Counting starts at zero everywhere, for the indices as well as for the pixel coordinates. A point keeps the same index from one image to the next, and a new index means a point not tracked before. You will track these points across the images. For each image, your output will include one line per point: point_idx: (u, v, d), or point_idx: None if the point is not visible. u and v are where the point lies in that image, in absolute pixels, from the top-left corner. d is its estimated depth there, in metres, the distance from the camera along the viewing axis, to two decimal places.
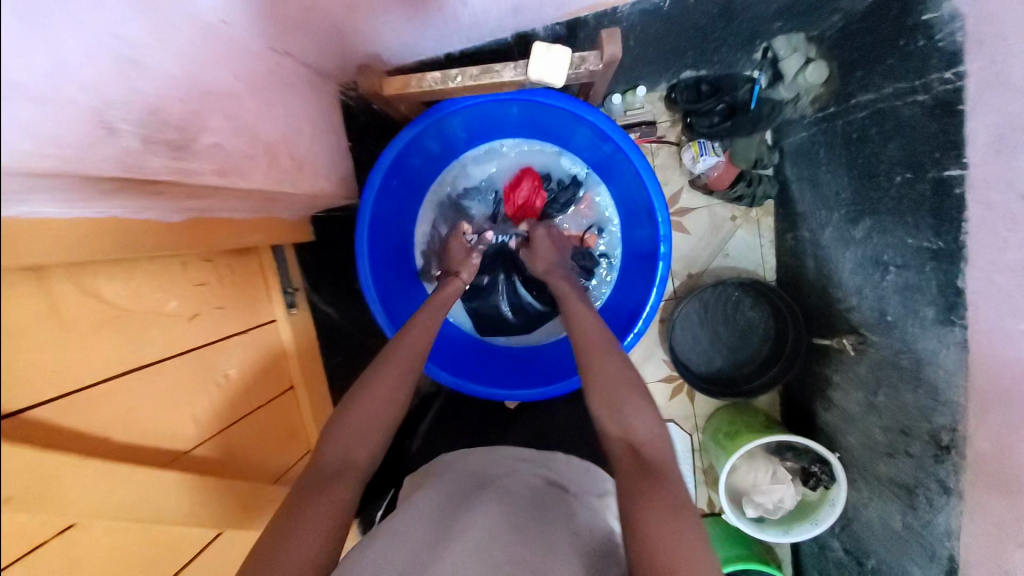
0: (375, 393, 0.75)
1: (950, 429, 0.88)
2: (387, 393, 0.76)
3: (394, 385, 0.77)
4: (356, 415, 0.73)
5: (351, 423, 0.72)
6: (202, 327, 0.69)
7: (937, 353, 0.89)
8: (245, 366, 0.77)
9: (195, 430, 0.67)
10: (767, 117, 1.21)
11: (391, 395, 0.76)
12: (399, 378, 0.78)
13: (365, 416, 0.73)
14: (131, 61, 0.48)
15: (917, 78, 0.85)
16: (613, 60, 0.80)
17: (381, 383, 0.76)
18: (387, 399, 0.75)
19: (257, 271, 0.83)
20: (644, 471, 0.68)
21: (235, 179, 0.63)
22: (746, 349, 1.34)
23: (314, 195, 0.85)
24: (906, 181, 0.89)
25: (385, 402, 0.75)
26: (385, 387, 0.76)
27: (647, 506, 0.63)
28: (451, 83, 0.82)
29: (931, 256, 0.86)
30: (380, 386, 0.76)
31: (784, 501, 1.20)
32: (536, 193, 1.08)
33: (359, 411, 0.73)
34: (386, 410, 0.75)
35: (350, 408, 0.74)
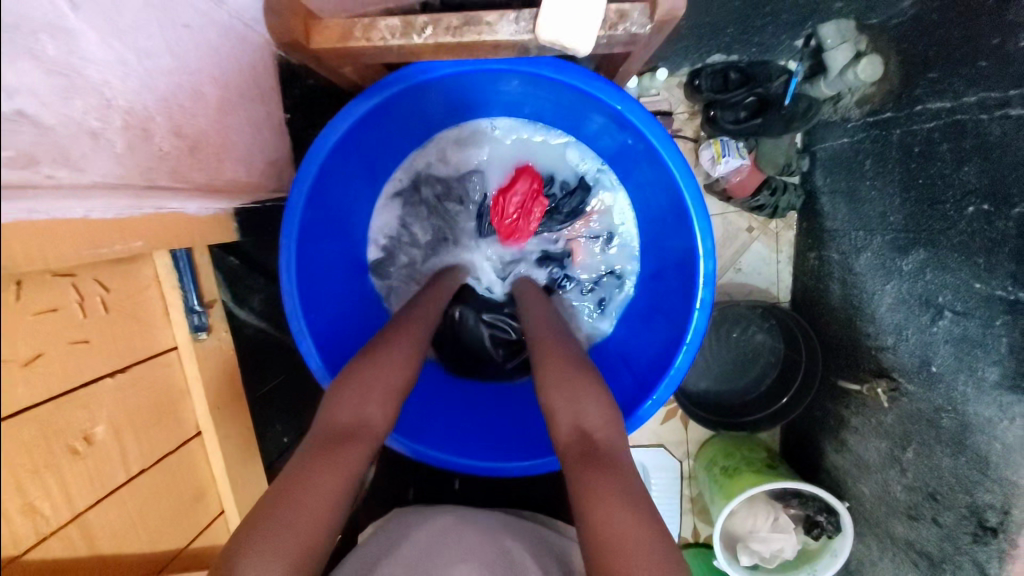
0: (386, 362, 0.72)
1: (1000, 511, 0.75)
2: (399, 359, 0.73)
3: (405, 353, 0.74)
4: (363, 384, 0.69)
5: (359, 390, 0.68)
6: (49, 374, 0.48)
7: (994, 425, 0.74)
8: (119, 420, 0.56)
9: (31, 526, 0.47)
10: (802, 116, 1.03)
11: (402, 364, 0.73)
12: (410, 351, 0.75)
13: (377, 382, 0.69)
14: None
15: (1015, 87, 0.68)
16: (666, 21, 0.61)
17: (394, 354, 0.73)
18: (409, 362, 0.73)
19: (149, 286, 0.62)
20: (591, 461, 0.63)
21: (70, 170, 0.45)
22: (752, 373, 1.20)
23: (209, 186, 0.65)
24: (982, 214, 0.74)
25: (394, 370, 0.71)
26: (395, 356, 0.73)
27: None
28: (417, 37, 0.63)
29: (1004, 309, 0.71)
30: (393, 352, 0.73)
31: (782, 550, 1.08)
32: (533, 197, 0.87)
33: (368, 380, 0.69)
34: (393, 382, 0.71)
35: (358, 376, 0.70)
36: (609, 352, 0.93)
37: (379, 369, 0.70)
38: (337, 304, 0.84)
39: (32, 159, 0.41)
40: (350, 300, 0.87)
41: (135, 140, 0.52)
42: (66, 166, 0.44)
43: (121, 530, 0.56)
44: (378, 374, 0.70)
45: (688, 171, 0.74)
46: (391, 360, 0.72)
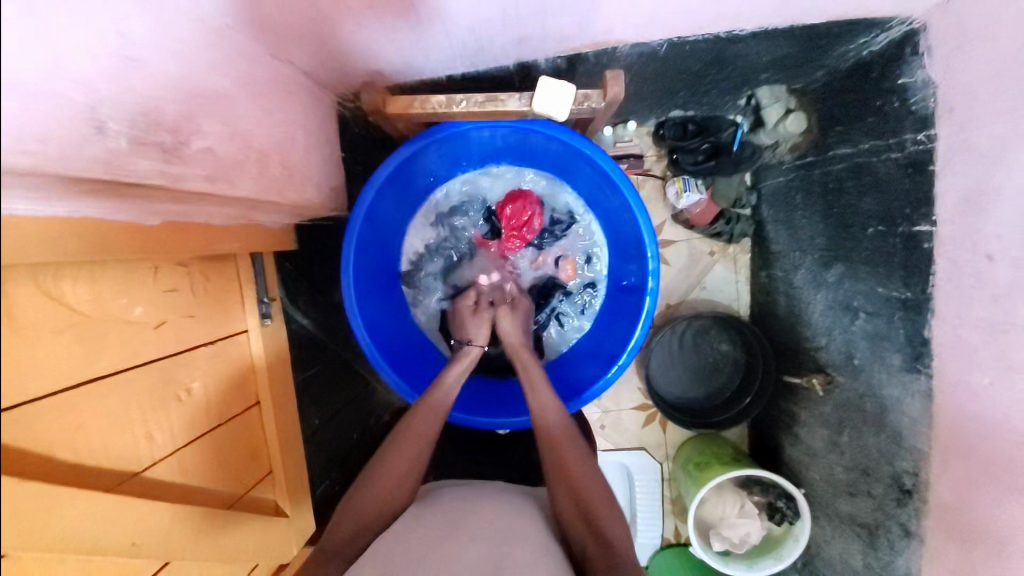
0: (375, 491, 0.76)
1: (913, 473, 0.90)
2: (385, 493, 0.76)
3: (398, 476, 0.77)
4: (356, 517, 0.75)
5: (354, 521, 0.75)
6: (166, 337, 0.64)
7: (903, 401, 0.91)
8: (207, 381, 0.72)
9: (149, 449, 0.61)
10: (749, 159, 1.23)
11: (393, 493, 0.77)
12: (403, 474, 0.77)
13: (364, 518, 0.75)
14: (129, 59, 0.46)
15: (891, 137, 0.89)
16: (615, 99, 0.78)
17: (383, 483, 0.76)
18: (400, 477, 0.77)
19: (231, 282, 0.79)
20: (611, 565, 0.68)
21: (225, 186, 0.60)
22: (718, 379, 1.37)
23: (301, 206, 0.80)
24: (879, 233, 0.93)
25: (383, 501, 0.76)
26: (385, 485, 0.76)
27: None
28: (455, 108, 0.78)
29: (900, 306, 0.89)
30: (383, 482, 0.76)
31: (750, 535, 1.21)
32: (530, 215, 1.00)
33: (361, 510, 0.75)
34: (382, 507, 0.76)
35: (356, 503, 0.76)
36: (579, 356, 1.03)
37: (370, 497, 0.76)
38: (382, 318, 0.94)
39: (215, 177, 0.59)
40: (393, 320, 0.97)
41: (265, 167, 0.69)
42: (230, 182, 0.61)
43: (203, 470, 0.70)
44: (370, 501, 0.76)
45: (647, 216, 0.84)
46: (382, 491, 0.76)
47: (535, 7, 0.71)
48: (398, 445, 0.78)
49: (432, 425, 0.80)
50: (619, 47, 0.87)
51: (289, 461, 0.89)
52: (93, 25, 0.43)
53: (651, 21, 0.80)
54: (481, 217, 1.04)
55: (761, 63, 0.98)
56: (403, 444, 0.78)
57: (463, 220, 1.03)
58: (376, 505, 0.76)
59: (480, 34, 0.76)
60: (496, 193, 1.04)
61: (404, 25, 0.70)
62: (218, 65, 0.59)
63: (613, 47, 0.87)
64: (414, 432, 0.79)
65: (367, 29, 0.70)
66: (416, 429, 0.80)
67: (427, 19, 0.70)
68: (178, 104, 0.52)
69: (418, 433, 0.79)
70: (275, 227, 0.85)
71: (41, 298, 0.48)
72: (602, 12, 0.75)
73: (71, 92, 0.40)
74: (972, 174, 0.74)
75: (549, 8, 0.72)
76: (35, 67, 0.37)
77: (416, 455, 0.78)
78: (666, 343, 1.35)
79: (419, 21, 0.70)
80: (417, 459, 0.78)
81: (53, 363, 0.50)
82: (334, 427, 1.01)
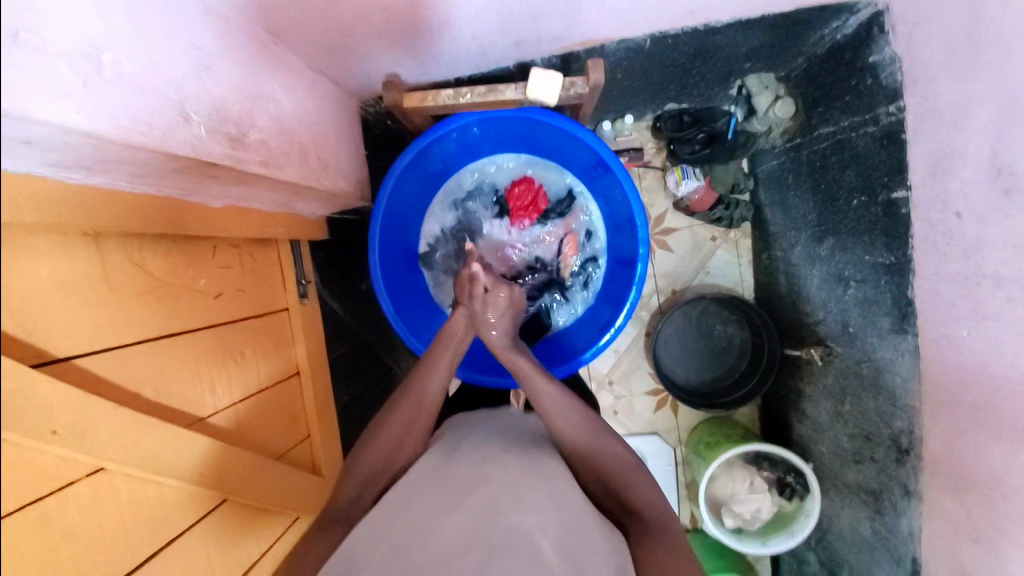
0: (377, 449, 0.74)
1: (908, 432, 0.92)
2: (389, 447, 0.74)
3: (401, 435, 0.75)
4: (359, 476, 0.72)
5: (358, 482, 0.72)
6: (224, 306, 0.76)
7: (894, 360, 0.95)
8: (256, 346, 0.84)
9: (213, 400, 0.73)
10: (742, 146, 1.28)
11: (396, 451, 0.74)
12: (407, 434, 0.76)
13: (369, 472, 0.72)
14: (203, 66, 0.58)
15: (868, 112, 0.96)
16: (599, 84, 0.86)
17: (385, 441, 0.74)
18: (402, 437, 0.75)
19: (274, 262, 0.91)
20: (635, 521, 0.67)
21: (275, 171, 0.71)
22: (727, 362, 1.38)
23: (331, 196, 0.92)
24: (862, 205, 0.99)
25: (386, 459, 0.73)
26: (388, 440, 0.74)
27: None
28: (461, 99, 0.89)
29: (885, 271, 0.95)
30: (386, 437, 0.75)
31: (761, 511, 1.23)
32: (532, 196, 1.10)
33: (365, 467, 0.73)
34: (386, 463, 0.73)
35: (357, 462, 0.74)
36: (580, 328, 1.11)
37: (372, 455, 0.73)
38: (398, 296, 1.02)
39: (269, 165, 0.70)
40: (409, 293, 1.07)
41: (304, 159, 0.80)
42: (279, 167, 0.73)
43: (254, 423, 0.82)
44: (373, 461, 0.73)
45: (640, 199, 0.93)
46: (385, 447, 0.74)
47: (527, 13, 0.82)
48: (399, 406, 0.78)
49: (432, 388, 0.81)
50: (606, 44, 0.97)
51: (323, 428, 1.00)
52: (178, 40, 0.55)
53: (634, 18, 0.90)
54: (490, 201, 1.13)
55: (740, 54, 1.08)
56: (405, 405, 0.78)
57: (475, 204, 1.13)
58: (380, 461, 0.73)
59: (482, 41, 0.87)
60: (503, 179, 1.13)
61: (418, 35, 0.81)
62: (264, 75, 0.71)
63: (601, 45, 0.97)
64: (415, 395, 0.79)
65: (387, 42, 0.82)
66: (417, 393, 0.80)
67: (436, 29, 0.81)
68: (237, 103, 0.64)
69: (418, 397, 0.79)
70: (307, 217, 0.96)
71: (126, 262, 0.60)
72: (586, 12, 0.85)
73: (166, 88, 0.52)
74: (937, 139, 0.81)
75: (540, 12, 0.82)
76: (142, 68, 0.49)
77: (419, 417, 0.78)
78: (673, 327, 1.36)
79: (429, 31, 0.81)
80: (420, 421, 0.78)
81: (137, 317, 0.62)
82: (360, 406, 1.11)
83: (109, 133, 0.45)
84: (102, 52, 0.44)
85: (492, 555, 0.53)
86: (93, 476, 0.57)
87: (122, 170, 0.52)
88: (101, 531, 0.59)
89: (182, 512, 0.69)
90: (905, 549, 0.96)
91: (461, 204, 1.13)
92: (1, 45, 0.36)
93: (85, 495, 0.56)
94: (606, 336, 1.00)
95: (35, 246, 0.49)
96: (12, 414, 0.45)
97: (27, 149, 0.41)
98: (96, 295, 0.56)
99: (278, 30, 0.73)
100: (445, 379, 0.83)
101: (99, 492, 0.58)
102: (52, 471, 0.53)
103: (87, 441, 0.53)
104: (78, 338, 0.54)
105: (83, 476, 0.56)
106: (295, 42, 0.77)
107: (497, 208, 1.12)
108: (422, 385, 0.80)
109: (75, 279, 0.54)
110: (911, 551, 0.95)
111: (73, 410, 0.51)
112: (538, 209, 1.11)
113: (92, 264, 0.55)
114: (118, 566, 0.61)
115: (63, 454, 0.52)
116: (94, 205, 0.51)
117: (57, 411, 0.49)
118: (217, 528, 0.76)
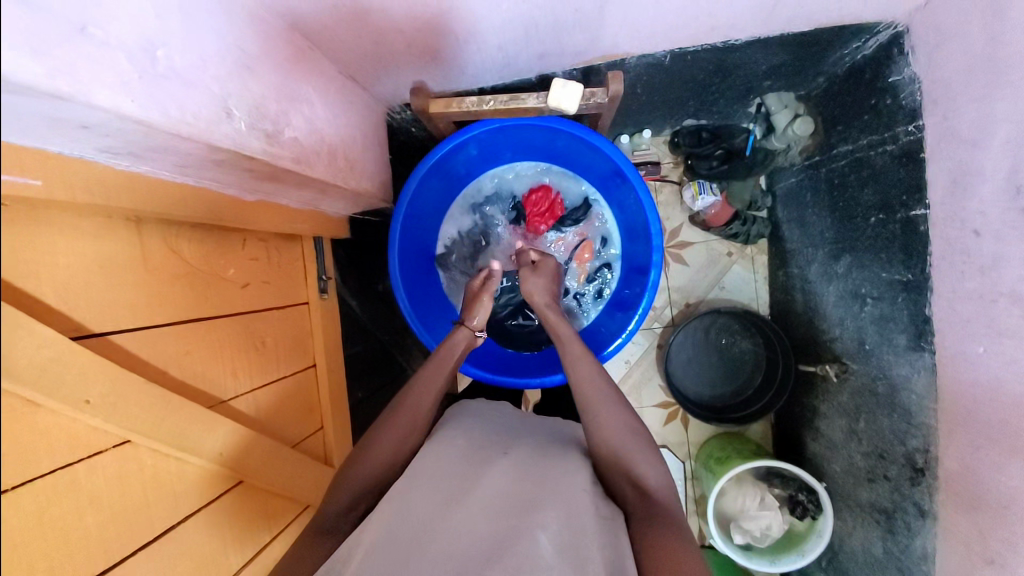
0: (373, 458, 0.71)
1: (923, 452, 0.91)
2: (385, 456, 0.71)
3: (394, 445, 0.72)
4: (354, 484, 0.68)
5: (353, 485, 0.68)
6: (250, 295, 0.80)
7: (911, 379, 0.93)
8: (277, 336, 0.87)
9: (234, 384, 0.77)
10: (761, 163, 1.29)
11: (390, 462, 0.72)
12: (400, 445, 0.73)
13: (366, 480, 0.69)
14: (246, 67, 0.63)
15: (886, 130, 0.96)
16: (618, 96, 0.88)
17: (380, 451, 0.71)
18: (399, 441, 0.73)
19: (297, 257, 0.95)
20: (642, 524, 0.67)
21: (306, 168, 0.75)
22: (741, 378, 1.36)
23: (356, 195, 0.96)
24: (879, 222, 0.99)
25: (382, 467, 0.71)
26: (383, 449, 0.71)
27: (648, 518, 0.63)
28: (484, 107, 0.91)
29: (902, 287, 0.94)
30: (382, 446, 0.72)
31: (771, 529, 1.20)
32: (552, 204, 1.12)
33: (360, 475, 0.69)
34: (381, 471, 0.70)
35: (353, 469, 0.70)
36: (591, 333, 1.13)
37: (368, 465, 0.70)
38: (413, 295, 1.04)
39: (300, 161, 0.74)
40: (425, 292, 1.10)
41: (333, 158, 0.84)
42: (308, 165, 0.76)
43: (269, 409, 0.86)
44: (367, 471, 0.70)
45: (655, 208, 0.94)
46: (384, 449, 0.72)
47: (550, 27, 0.85)
48: (393, 417, 0.74)
49: (427, 399, 0.77)
50: (626, 59, 1.00)
51: (336, 419, 1.03)
52: (226, 43, 0.59)
53: (654, 35, 0.93)
54: (508, 206, 1.17)
55: (760, 71, 1.09)
56: (400, 415, 0.75)
57: (493, 208, 1.17)
58: (375, 470, 0.70)
59: (507, 53, 0.91)
60: (521, 186, 1.17)
61: (446, 45, 0.85)
62: (301, 78, 0.75)
63: (622, 60, 1.00)
64: (408, 405, 0.76)
65: (417, 52, 0.86)
66: (410, 403, 0.76)
67: (462, 40, 0.85)
68: (274, 101, 0.68)
69: (410, 408, 0.76)
70: (331, 215, 1.00)
71: (163, 247, 0.64)
72: (608, 27, 0.88)
73: (213, 85, 0.56)
74: (956, 158, 0.81)
75: (563, 26, 0.85)
76: (192, 65, 0.53)
77: (412, 428, 0.75)
78: (687, 339, 1.35)
79: (456, 42, 0.85)
80: (415, 428, 0.75)
81: (170, 299, 0.66)
82: (372, 403, 1.13)
83: (160, 122, 0.49)
84: (157, 48, 0.48)
85: (493, 548, 0.55)
86: (120, 448, 0.60)
87: (166, 161, 0.56)
88: (123, 501, 0.62)
89: (197, 489, 0.72)
90: (919, 570, 0.93)
91: (479, 208, 1.16)
92: (69, 38, 0.40)
93: (111, 463, 0.60)
94: (616, 341, 1.02)
95: (83, 226, 0.53)
96: (55, 376, 0.50)
97: (85, 133, 0.45)
98: (134, 276, 0.60)
99: (315, 37, 0.78)
100: (439, 393, 0.79)
101: (123, 463, 0.61)
102: (84, 437, 0.56)
103: (116, 410, 0.57)
104: (113, 315, 0.58)
105: (110, 447, 0.59)
106: (330, 49, 0.82)
107: (514, 213, 1.15)
108: (416, 395, 0.77)
109: (117, 260, 0.58)
110: (923, 573, 0.92)
111: (105, 381, 0.55)
112: (556, 215, 1.13)
113: (132, 246, 0.60)
114: (137, 536, 0.64)
115: (93, 423, 0.56)
116: (140, 191, 0.55)
117: (91, 383, 0.53)
118: (229, 509, 0.78)
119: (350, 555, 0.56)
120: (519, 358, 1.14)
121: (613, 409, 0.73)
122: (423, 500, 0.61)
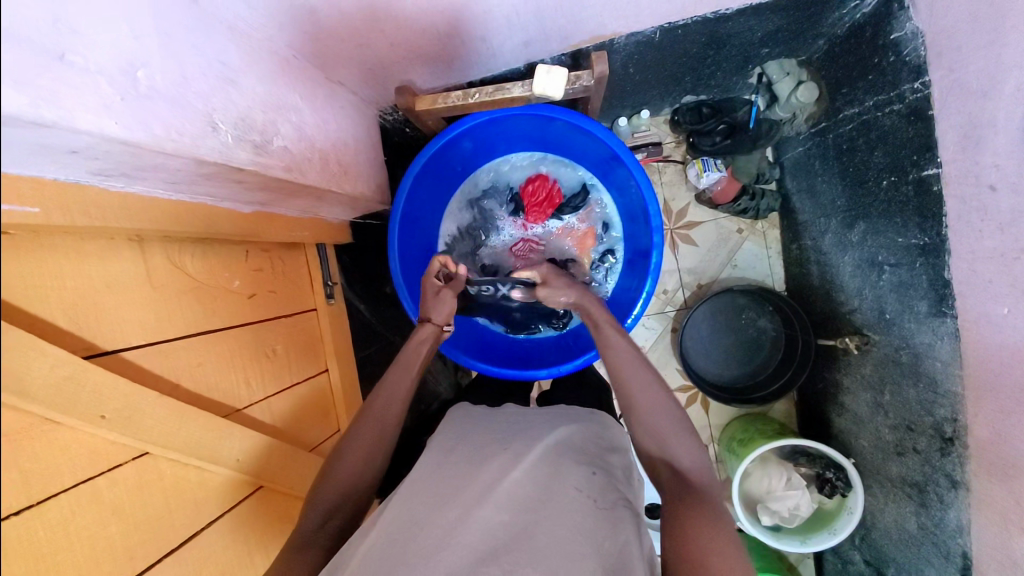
0: (367, 443, 0.72)
1: (951, 420, 0.87)
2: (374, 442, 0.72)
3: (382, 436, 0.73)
4: (351, 475, 0.70)
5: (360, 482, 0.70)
6: (256, 305, 0.82)
7: (934, 346, 0.90)
8: (287, 343, 0.89)
9: (247, 393, 0.79)
10: (767, 135, 1.22)
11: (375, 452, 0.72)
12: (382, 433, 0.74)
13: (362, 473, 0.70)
14: (229, 81, 0.64)
15: (892, 89, 0.92)
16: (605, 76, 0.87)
17: (371, 436, 0.73)
18: (379, 431, 0.73)
19: (302, 267, 0.97)
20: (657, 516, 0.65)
21: (298, 175, 0.76)
22: (758, 357, 1.33)
23: (353, 199, 0.97)
24: (892, 184, 0.94)
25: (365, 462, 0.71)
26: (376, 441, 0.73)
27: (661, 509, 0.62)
28: (470, 100, 0.92)
29: (919, 252, 0.90)
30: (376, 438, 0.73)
31: (799, 508, 1.17)
32: (552, 192, 1.11)
33: (354, 467, 0.70)
34: (371, 464, 0.72)
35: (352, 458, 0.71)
36: None
37: (365, 457, 0.72)
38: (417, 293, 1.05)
39: (292, 169, 0.75)
40: None
41: (325, 164, 0.85)
42: (301, 171, 0.77)
43: (285, 415, 0.88)
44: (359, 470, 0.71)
45: (653, 190, 0.93)
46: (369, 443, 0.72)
47: (531, 12, 0.84)
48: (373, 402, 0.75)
49: (402, 382, 0.78)
50: (614, 39, 0.98)
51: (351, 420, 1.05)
52: (206, 58, 0.60)
53: (640, 12, 0.91)
54: (506, 198, 1.16)
55: (755, 39, 1.05)
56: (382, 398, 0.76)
57: (490, 202, 1.16)
58: (367, 455, 0.71)
59: (493, 44, 0.90)
60: (518, 176, 1.17)
61: (428, 40, 0.85)
62: (285, 86, 0.76)
63: (610, 40, 0.98)
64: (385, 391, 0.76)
65: (400, 49, 0.86)
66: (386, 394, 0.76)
67: (445, 34, 0.84)
68: (261, 113, 0.69)
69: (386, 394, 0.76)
70: (331, 221, 1.02)
71: (168, 263, 0.67)
72: (591, 8, 0.86)
73: (196, 101, 0.57)
74: (965, 111, 0.77)
75: (545, 11, 0.84)
76: (173, 83, 0.54)
77: (394, 405, 0.76)
78: (699, 320, 1.32)
79: (439, 37, 0.84)
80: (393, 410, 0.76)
81: (179, 313, 0.68)
82: None
83: (145, 141, 0.50)
84: (137, 69, 0.49)
85: (498, 538, 0.55)
86: (138, 460, 0.63)
87: (159, 180, 0.58)
88: (144, 511, 0.64)
89: (215, 495, 0.75)
90: (954, 543, 0.90)
91: (478, 202, 1.17)
92: (46, 62, 0.41)
93: (130, 476, 0.62)
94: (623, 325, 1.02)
95: (86, 248, 0.55)
96: (69, 394, 0.52)
97: (74, 157, 0.47)
98: (142, 292, 0.63)
99: (297, 45, 0.78)
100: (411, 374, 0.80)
101: (143, 475, 0.64)
102: (102, 451, 0.59)
103: (134, 423, 0.60)
104: (121, 333, 0.60)
105: (129, 459, 0.62)
106: (316, 55, 0.82)
107: (512, 204, 1.15)
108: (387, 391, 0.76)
109: (121, 279, 0.60)
110: (960, 545, 0.89)
111: (118, 399, 0.57)
112: (556, 203, 1.12)
113: (136, 263, 0.62)
114: (161, 545, 0.67)
115: (111, 437, 0.58)
116: (135, 209, 0.57)
117: (107, 397, 0.56)
118: (248, 512, 0.81)
119: (361, 555, 0.57)
120: (529, 351, 1.15)
121: (634, 371, 0.74)
122: (428, 491, 0.62)
